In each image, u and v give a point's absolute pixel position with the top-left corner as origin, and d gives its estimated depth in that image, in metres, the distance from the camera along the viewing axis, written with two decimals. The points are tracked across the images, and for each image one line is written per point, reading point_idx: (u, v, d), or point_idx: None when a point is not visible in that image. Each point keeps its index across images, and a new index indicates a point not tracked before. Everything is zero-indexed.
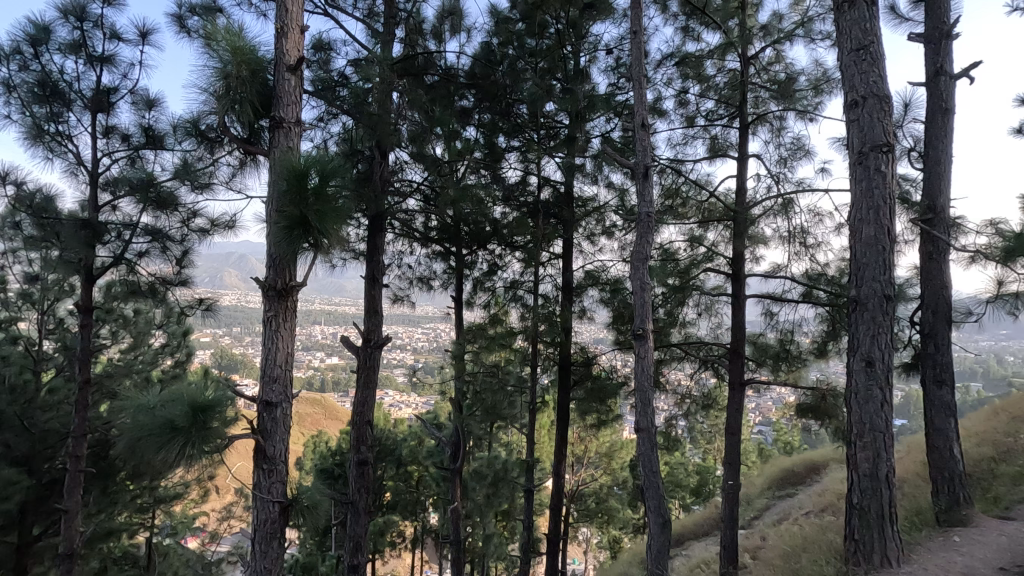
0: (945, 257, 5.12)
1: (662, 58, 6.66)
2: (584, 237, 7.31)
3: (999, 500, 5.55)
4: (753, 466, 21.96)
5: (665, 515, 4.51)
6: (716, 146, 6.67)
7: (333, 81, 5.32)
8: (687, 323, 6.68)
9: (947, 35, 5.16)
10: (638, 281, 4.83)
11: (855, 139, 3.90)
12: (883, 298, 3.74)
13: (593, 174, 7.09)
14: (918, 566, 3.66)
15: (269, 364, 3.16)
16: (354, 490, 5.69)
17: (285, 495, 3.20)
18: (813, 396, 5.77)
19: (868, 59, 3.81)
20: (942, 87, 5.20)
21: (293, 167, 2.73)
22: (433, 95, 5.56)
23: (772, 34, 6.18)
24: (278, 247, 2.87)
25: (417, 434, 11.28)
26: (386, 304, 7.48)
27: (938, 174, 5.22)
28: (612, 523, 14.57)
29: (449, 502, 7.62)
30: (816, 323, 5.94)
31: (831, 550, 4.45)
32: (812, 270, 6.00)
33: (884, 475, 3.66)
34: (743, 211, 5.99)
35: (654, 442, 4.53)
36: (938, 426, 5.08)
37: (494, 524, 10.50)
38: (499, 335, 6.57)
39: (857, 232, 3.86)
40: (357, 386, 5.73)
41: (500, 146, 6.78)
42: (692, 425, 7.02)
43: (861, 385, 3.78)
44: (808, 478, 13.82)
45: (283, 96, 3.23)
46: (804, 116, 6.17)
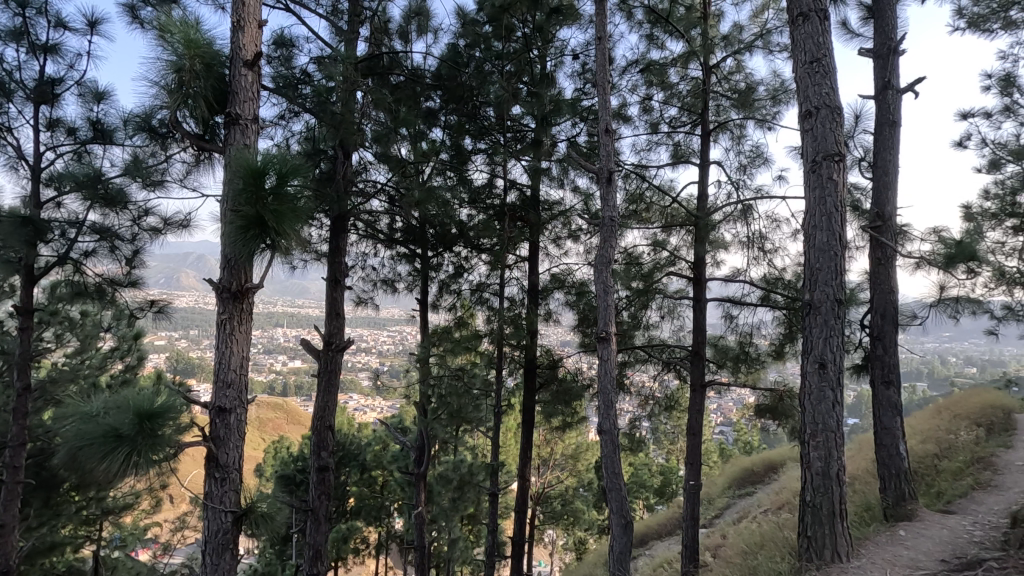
0: (892, 262, 5.35)
1: (627, 65, 6.77)
2: (550, 241, 7.33)
3: (940, 494, 5.83)
4: (714, 467, 22.54)
5: (628, 516, 4.55)
6: (679, 153, 6.82)
7: (295, 79, 5.20)
8: (651, 326, 6.76)
9: (893, 50, 5.40)
10: (602, 284, 4.87)
11: (809, 148, 4.02)
12: (835, 303, 3.88)
13: (560, 178, 7.13)
14: (867, 560, 3.80)
15: (223, 368, 3.06)
16: (314, 497, 5.55)
17: (239, 504, 3.09)
18: (771, 397, 5.95)
19: (821, 71, 3.95)
20: (890, 101, 5.45)
21: (250, 166, 2.64)
22: (398, 97, 5.53)
23: (733, 44, 6.37)
24: (233, 248, 2.77)
25: (382, 439, 11.00)
26: (349, 306, 7.36)
27: (886, 184, 5.44)
28: (577, 525, 14.65)
29: (414, 506, 7.51)
30: (773, 326, 6.11)
31: (785, 547, 4.57)
32: (770, 274, 6.19)
33: (835, 473, 3.78)
34: (705, 216, 6.12)
35: (617, 444, 4.56)
36: (886, 425, 5.29)
37: (459, 528, 10.40)
38: (465, 338, 6.44)
39: (812, 238, 3.98)
40: (318, 391, 5.60)
41: (467, 148, 6.73)
42: (656, 426, 7.09)
43: (815, 385, 3.89)
44: (767, 477, 14.21)
45: (239, 92, 3.14)
46: (763, 125, 6.35)
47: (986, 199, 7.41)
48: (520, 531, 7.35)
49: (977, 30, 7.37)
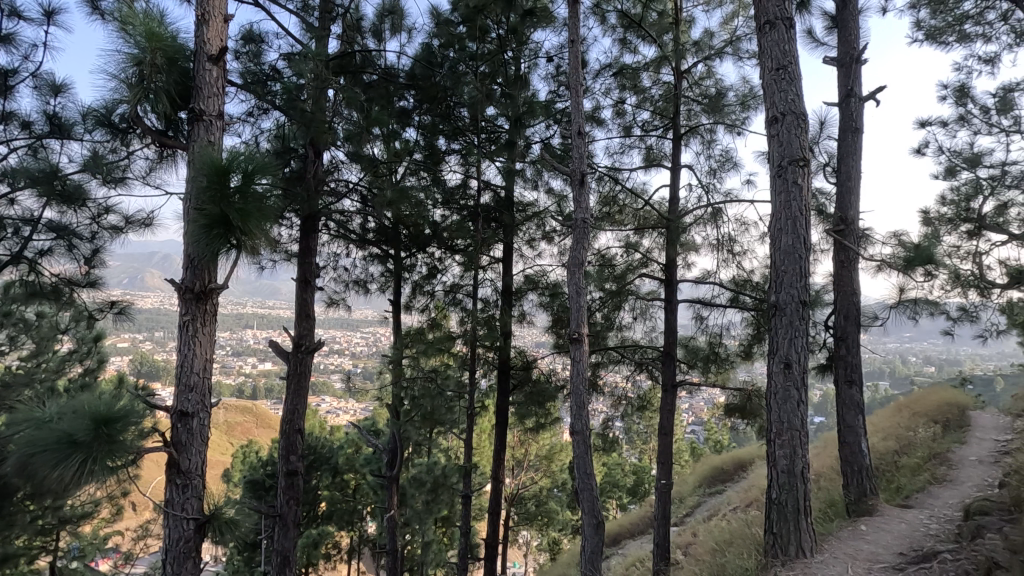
0: (855, 265, 5.51)
1: (600, 68, 6.83)
2: (524, 242, 7.33)
3: (900, 490, 6.02)
4: (686, 466, 22.92)
5: (599, 516, 4.58)
6: (651, 156, 6.90)
7: (264, 75, 5.09)
8: (623, 327, 6.83)
9: (856, 60, 5.57)
10: (574, 286, 4.90)
11: (775, 153, 4.11)
12: (799, 304, 3.97)
13: (534, 179, 7.15)
14: (830, 555, 3.90)
15: (185, 372, 2.97)
16: (282, 502, 5.43)
17: (202, 512, 3.00)
18: (740, 397, 6.08)
19: (786, 78, 4.04)
20: (853, 108, 5.63)
21: (214, 163, 2.56)
22: (371, 96, 5.47)
23: (704, 50, 6.48)
24: (196, 248, 2.70)
25: (354, 441, 10.87)
26: (320, 308, 7.24)
27: (849, 188, 5.60)
28: (551, 525, 14.69)
29: (386, 510, 7.43)
30: (742, 327, 6.28)
31: (752, 544, 4.66)
32: (739, 276, 6.32)
33: (800, 470, 3.86)
34: (675, 219, 6.21)
35: (589, 445, 4.58)
36: (849, 423, 5.43)
37: (433, 531, 10.31)
38: (438, 339, 6.34)
39: (777, 241, 4.08)
40: (287, 394, 5.49)
41: (440, 149, 6.72)
42: (629, 426, 7.14)
43: (780, 385, 3.98)
44: (736, 475, 14.48)
45: (204, 87, 3.06)
46: (733, 130, 6.47)
47: (943, 204, 7.68)
48: (494, 533, 7.33)
49: (934, 42, 7.66)
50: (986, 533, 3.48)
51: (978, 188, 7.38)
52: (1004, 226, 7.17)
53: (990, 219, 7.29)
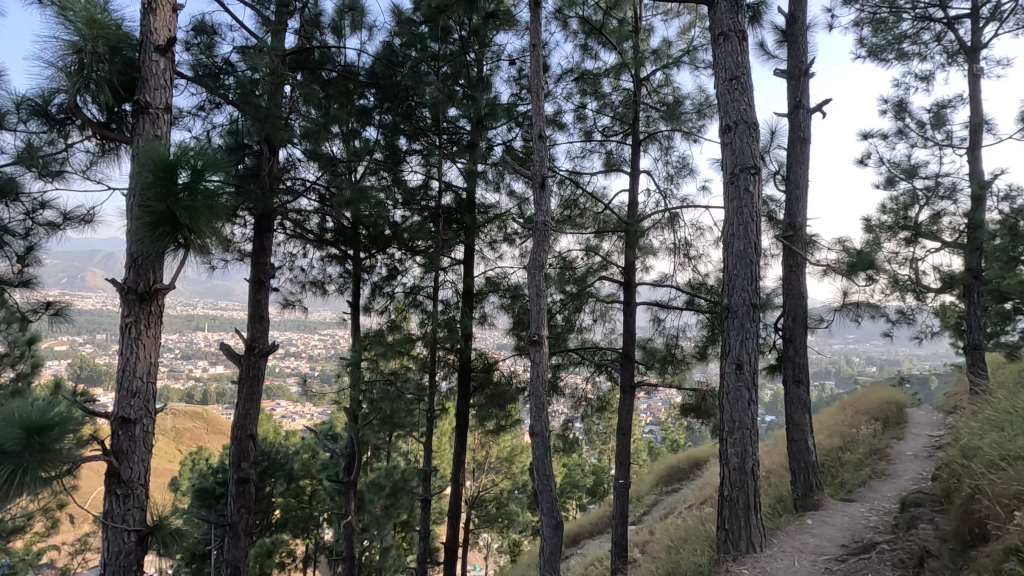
0: (802, 269, 5.76)
1: (562, 73, 6.90)
2: (485, 244, 7.32)
3: (844, 484, 6.30)
4: (643, 465, 23.38)
5: (558, 517, 4.62)
6: (611, 161, 7.01)
7: (217, 68, 4.90)
8: (584, 329, 6.90)
9: (804, 72, 5.82)
10: (534, 288, 4.91)
11: (728, 160, 4.25)
12: (750, 307, 4.11)
13: (495, 182, 7.16)
14: (778, 549, 4.04)
15: (127, 376, 2.83)
16: (232, 511, 5.24)
17: (145, 523, 2.87)
18: (695, 396, 6.24)
19: (739, 88, 4.18)
20: (801, 119, 5.87)
21: (160, 158, 2.46)
22: (330, 93, 5.35)
23: (662, 59, 6.64)
24: (140, 246, 2.58)
25: (311, 446, 10.53)
26: (275, 309, 7.08)
27: (797, 195, 5.84)
28: (512, 527, 14.69)
29: (343, 516, 7.27)
30: (697, 329, 6.47)
31: (706, 541, 4.79)
32: (694, 279, 6.51)
33: (750, 468, 3.99)
34: (634, 223, 6.34)
35: (548, 446, 4.60)
36: (797, 422, 5.64)
37: (392, 536, 10.14)
38: (398, 341, 6.25)
39: (730, 246, 4.21)
40: (239, 398, 5.30)
41: (401, 149, 6.63)
42: (588, 427, 7.21)
43: (732, 386, 4.11)
44: (692, 473, 14.86)
45: (150, 79, 2.93)
46: (690, 137, 6.65)
47: (883, 213, 8.10)
48: (454, 537, 7.28)
49: (875, 59, 8.09)
50: (919, 523, 3.68)
51: (915, 198, 7.83)
52: (938, 234, 7.63)
53: (926, 227, 7.75)
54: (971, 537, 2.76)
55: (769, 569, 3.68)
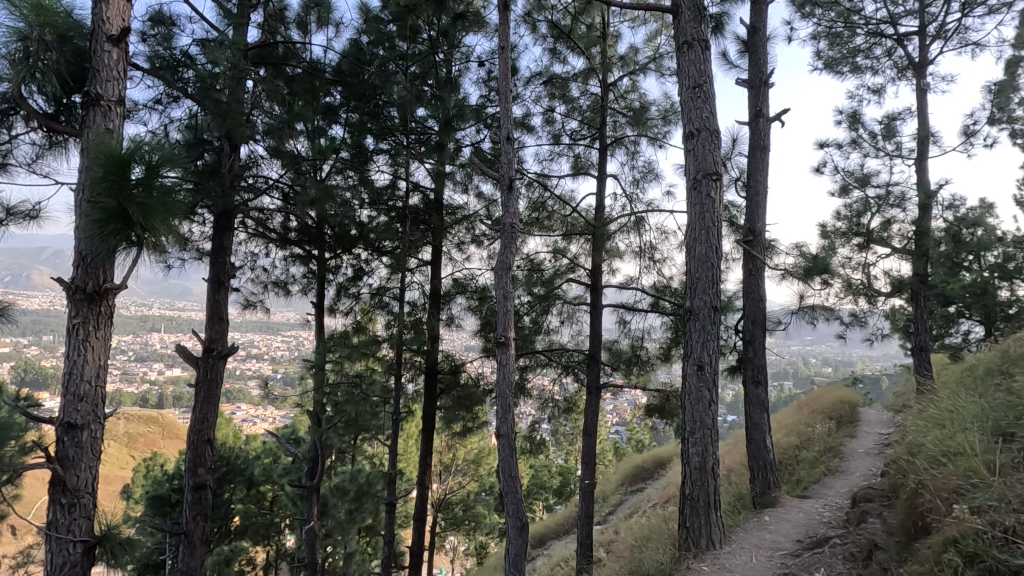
0: (761, 273, 5.94)
1: (531, 76, 6.93)
2: (453, 245, 7.30)
3: (799, 481, 6.52)
4: (609, 466, 23.66)
5: (523, 518, 4.63)
6: (579, 164, 7.08)
7: (175, 60, 4.73)
8: (551, 331, 6.92)
9: (764, 82, 6.00)
10: (502, 290, 4.92)
11: (691, 166, 4.35)
12: (712, 309, 4.22)
13: (463, 183, 7.14)
14: (737, 546, 4.15)
15: (74, 380, 2.71)
16: (187, 519, 5.07)
17: (92, 533, 2.75)
18: (659, 397, 6.36)
19: (702, 96, 4.28)
20: (761, 128, 6.06)
21: (112, 153, 2.36)
22: (295, 90, 5.23)
23: (629, 64, 6.75)
24: (89, 243, 2.47)
25: (272, 451, 9.99)
26: (236, 310, 6.90)
27: (757, 202, 6.02)
28: (478, 529, 14.65)
29: (305, 522, 7.12)
30: (662, 331, 6.58)
31: (668, 540, 4.88)
32: (659, 282, 6.66)
33: (710, 467, 4.07)
34: (601, 226, 6.43)
35: (514, 448, 4.60)
36: (756, 421, 5.81)
37: (356, 541, 9.97)
38: (364, 343, 6.15)
39: (692, 250, 4.30)
40: (196, 402, 5.13)
41: (368, 148, 6.55)
42: (555, 428, 7.24)
43: (694, 386, 4.20)
44: (656, 473, 15.12)
45: (101, 70, 2.81)
46: (655, 142, 6.77)
47: (838, 219, 8.42)
48: (419, 540, 7.21)
49: (831, 71, 8.41)
50: (868, 518, 3.84)
51: (867, 206, 8.17)
52: (888, 240, 7.98)
53: (877, 233, 8.09)
54: (915, 529, 2.89)
55: (728, 566, 3.77)
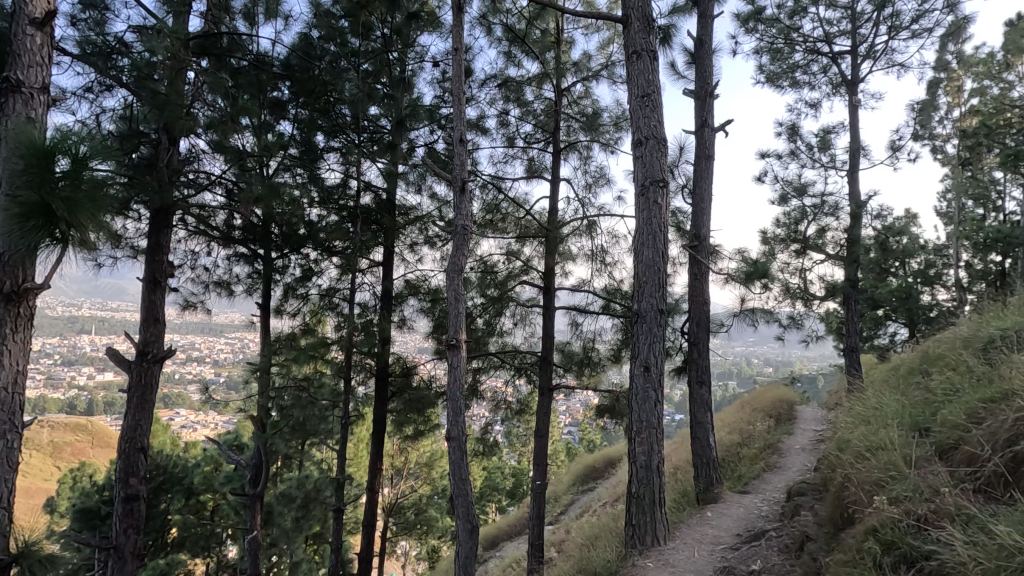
0: (705, 277, 6.15)
1: (486, 78, 6.94)
2: (405, 246, 7.21)
3: (741, 477, 6.81)
4: (561, 466, 23.87)
5: (473, 520, 4.62)
6: (533, 167, 7.14)
7: (108, 47, 4.47)
8: (504, 333, 6.92)
9: (710, 94, 6.23)
10: (453, 292, 4.90)
11: (639, 173, 4.46)
12: (658, 312, 4.34)
13: (417, 183, 7.06)
14: (680, 542, 4.28)
15: None
16: (117, 532, 4.79)
17: (7, 552, 2.56)
18: (609, 398, 6.49)
19: (650, 105, 4.41)
20: (706, 137, 6.29)
21: (33, 144, 2.21)
22: (239, 83, 5.04)
23: (583, 71, 6.87)
24: (6, 241, 2.30)
25: (214, 458, 9.53)
26: (174, 311, 6.59)
27: (702, 208, 6.24)
28: (431, 533, 14.50)
29: (248, 531, 6.86)
30: (612, 332, 6.81)
31: (615, 538, 4.98)
32: (610, 285, 6.83)
33: (656, 465, 4.18)
34: (553, 229, 6.54)
35: (465, 450, 4.58)
36: (701, 420, 6.01)
37: (303, 549, 9.66)
38: (312, 345, 5.97)
39: (640, 254, 4.42)
40: (128, 409, 4.85)
41: (318, 145, 6.39)
42: (508, 430, 7.25)
43: (640, 387, 4.31)
44: (607, 471, 15.41)
45: (23, 55, 2.63)
46: (607, 148, 6.92)
47: (778, 226, 8.83)
48: (369, 547, 7.06)
49: (772, 85, 8.82)
50: (801, 511, 4.04)
51: (804, 214, 8.60)
52: (823, 247, 8.44)
53: (813, 240, 8.54)
54: (841, 520, 3.06)
55: (671, 561, 3.90)
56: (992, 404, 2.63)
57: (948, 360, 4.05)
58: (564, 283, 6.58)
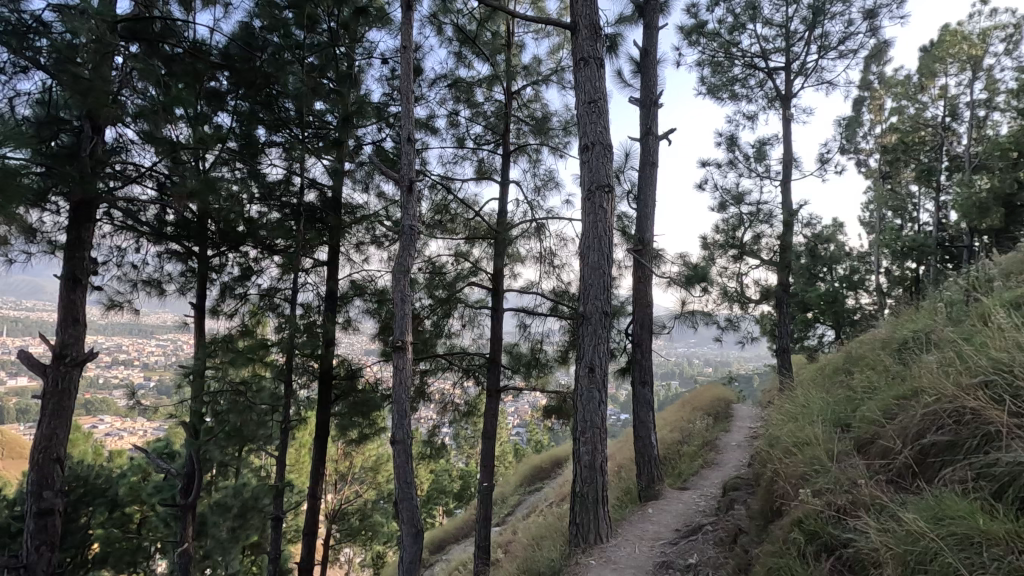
0: (649, 281, 6.33)
1: (436, 78, 6.88)
2: (351, 246, 7.04)
3: (681, 474, 7.05)
4: (508, 467, 23.96)
5: (418, 524, 4.56)
6: (482, 169, 7.14)
7: (24, 25, 4.11)
8: (452, 335, 6.87)
9: (654, 103, 6.43)
10: (400, 293, 4.82)
11: (586, 178, 4.54)
12: (603, 314, 4.42)
13: (364, 182, 6.91)
14: (622, 538, 4.38)
15: None
16: (28, 551, 4.42)
17: None
18: (556, 399, 6.57)
19: (596, 111, 4.50)
20: (651, 145, 6.48)
21: None
22: (173, 71, 4.77)
23: (533, 75, 6.94)
24: None
25: (141, 467, 8.92)
26: (98, 311, 6.16)
27: (646, 213, 6.42)
28: (376, 538, 14.21)
29: (178, 543, 6.49)
30: (560, 334, 6.90)
31: (561, 537, 5.04)
32: (558, 287, 6.92)
33: (600, 464, 4.25)
34: (503, 232, 6.55)
35: (410, 453, 4.51)
36: (643, 420, 6.18)
37: (239, 561, 9.21)
38: (250, 347, 5.72)
39: (586, 257, 4.50)
40: (42, 417, 4.49)
41: (259, 140, 6.14)
42: (457, 432, 7.20)
43: (585, 388, 4.38)
44: (553, 471, 15.59)
45: None
46: (556, 152, 7.01)
47: (717, 232, 9.20)
48: (310, 556, 6.83)
49: (714, 96, 9.19)
50: (736, 505, 4.22)
51: (741, 221, 9.00)
52: (758, 252, 8.86)
53: (749, 246, 8.95)
54: (771, 513, 3.22)
55: (613, 558, 3.98)
56: (904, 401, 2.83)
57: (868, 360, 4.35)
58: (512, 285, 6.60)
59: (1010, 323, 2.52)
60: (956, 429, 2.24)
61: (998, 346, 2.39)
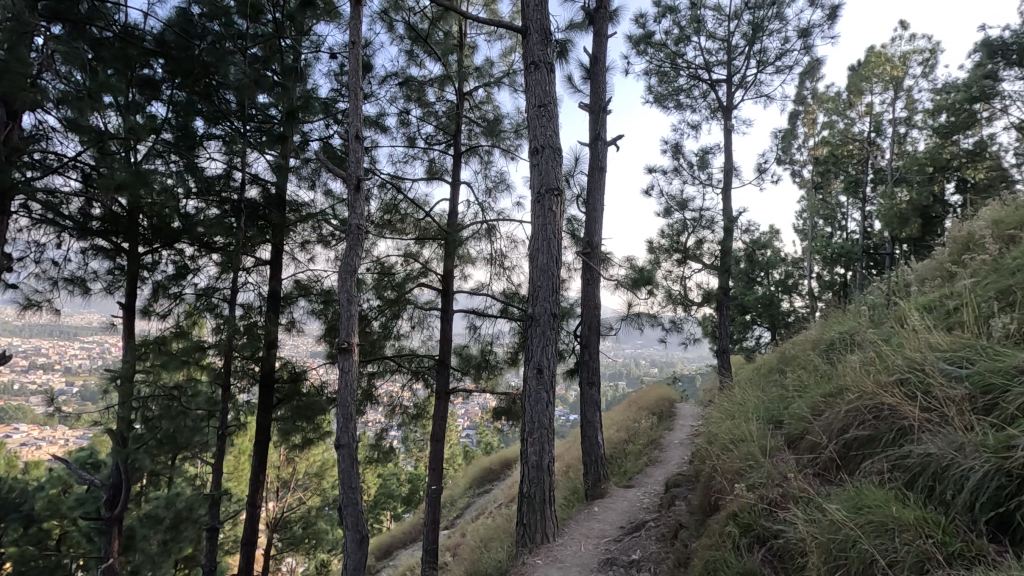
0: (597, 283, 6.46)
1: (386, 76, 6.78)
2: (296, 245, 6.82)
3: (626, 472, 7.21)
4: (458, 470, 23.82)
5: (363, 531, 4.45)
6: (433, 169, 7.08)
7: None
8: (401, 336, 6.77)
9: (603, 109, 6.57)
10: (346, 293, 4.70)
11: (536, 181, 4.58)
12: (551, 315, 4.47)
13: (310, 178, 6.71)
14: (568, 537, 4.44)
15: None
16: None
17: None
18: (506, 400, 6.62)
19: (546, 115, 4.54)
20: (599, 150, 6.61)
21: None
22: (102, 56, 4.48)
23: (485, 76, 6.95)
24: None
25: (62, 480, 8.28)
26: (13, 312, 5.55)
27: (595, 217, 6.53)
28: (320, 547, 13.77)
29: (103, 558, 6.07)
30: (509, 336, 6.92)
31: (509, 538, 5.05)
32: (508, 288, 6.95)
33: (547, 464, 4.29)
34: (453, 232, 6.52)
35: (356, 458, 4.39)
36: (590, 419, 6.28)
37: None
38: (185, 350, 5.43)
39: (534, 259, 4.54)
40: None
41: (197, 132, 5.86)
42: (405, 435, 7.08)
43: (533, 389, 4.41)
44: (503, 472, 15.62)
45: None
46: (507, 154, 7.04)
47: (663, 236, 9.48)
48: (248, 567, 6.55)
49: (660, 105, 9.48)
50: (676, 501, 4.36)
51: (685, 226, 9.32)
52: (700, 257, 9.19)
53: (692, 250, 9.27)
54: (708, 508, 3.34)
55: (559, 557, 4.02)
56: (830, 398, 3.01)
57: (799, 360, 4.59)
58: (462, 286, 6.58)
59: (923, 324, 2.73)
60: (874, 424, 2.40)
61: (912, 346, 2.58)
